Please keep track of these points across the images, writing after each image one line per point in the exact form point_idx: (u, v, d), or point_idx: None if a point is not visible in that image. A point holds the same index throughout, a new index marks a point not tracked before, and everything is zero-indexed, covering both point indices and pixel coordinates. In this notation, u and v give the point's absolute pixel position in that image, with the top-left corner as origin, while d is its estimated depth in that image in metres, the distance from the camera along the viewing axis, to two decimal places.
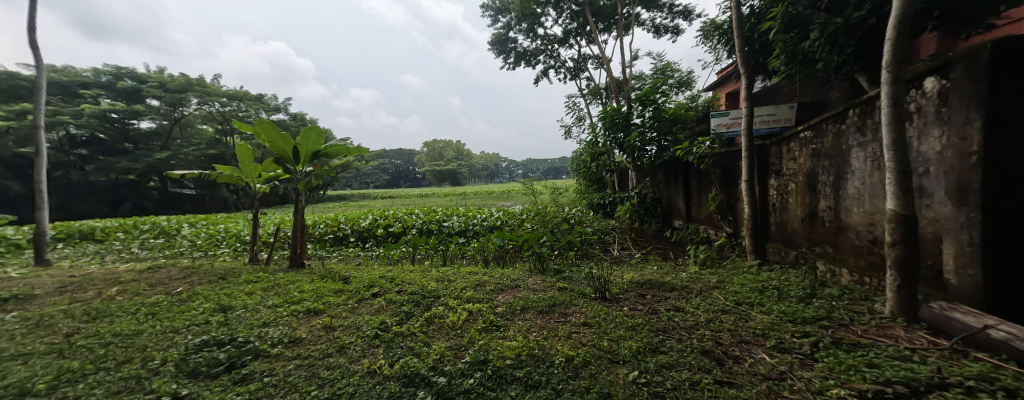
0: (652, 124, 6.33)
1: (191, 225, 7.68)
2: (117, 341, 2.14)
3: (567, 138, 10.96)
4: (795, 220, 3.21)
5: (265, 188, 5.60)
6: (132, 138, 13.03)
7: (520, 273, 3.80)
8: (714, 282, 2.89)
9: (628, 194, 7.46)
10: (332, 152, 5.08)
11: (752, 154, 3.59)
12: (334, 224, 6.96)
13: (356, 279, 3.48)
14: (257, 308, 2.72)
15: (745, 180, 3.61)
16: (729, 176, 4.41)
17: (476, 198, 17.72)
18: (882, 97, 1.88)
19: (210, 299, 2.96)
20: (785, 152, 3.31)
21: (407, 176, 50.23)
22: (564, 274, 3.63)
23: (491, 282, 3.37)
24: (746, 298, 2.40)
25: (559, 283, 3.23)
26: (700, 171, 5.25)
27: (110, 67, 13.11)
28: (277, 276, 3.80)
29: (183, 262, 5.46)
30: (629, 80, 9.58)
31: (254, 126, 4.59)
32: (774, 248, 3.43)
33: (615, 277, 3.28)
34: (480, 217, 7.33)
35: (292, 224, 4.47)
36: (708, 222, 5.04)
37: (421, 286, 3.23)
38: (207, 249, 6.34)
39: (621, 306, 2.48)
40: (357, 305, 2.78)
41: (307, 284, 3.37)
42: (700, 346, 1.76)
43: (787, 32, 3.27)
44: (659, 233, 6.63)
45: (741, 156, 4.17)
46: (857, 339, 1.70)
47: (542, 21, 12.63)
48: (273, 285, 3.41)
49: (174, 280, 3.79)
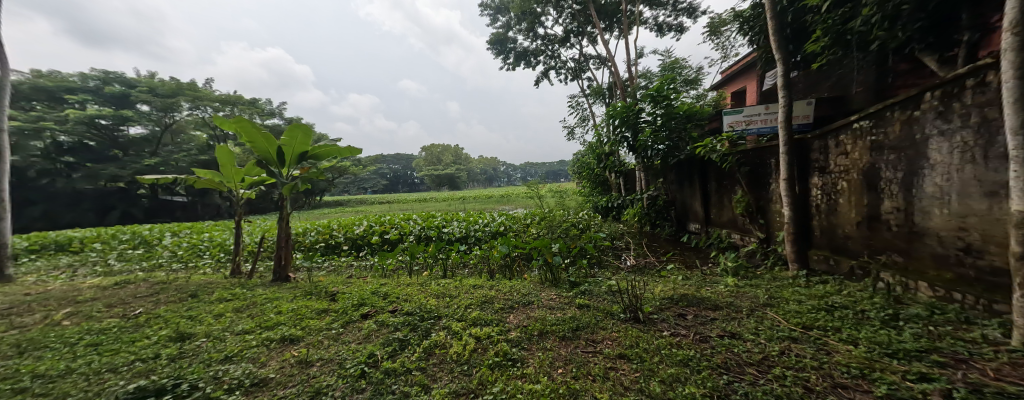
0: (665, 120, 5.93)
1: (175, 234, 7.22)
2: (35, 389, 1.69)
3: (571, 139, 10.59)
4: (848, 224, 2.80)
5: (249, 193, 5.16)
6: (121, 145, 12.46)
7: (530, 287, 3.37)
8: (762, 298, 2.47)
9: (637, 197, 7.05)
10: (321, 154, 4.64)
11: (791, 149, 3.18)
12: (326, 231, 6.53)
13: (346, 296, 3.06)
14: (221, 336, 2.28)
15: (784, 179, 3.21)
16: (757, 175, 4.00)
17: (477, 202, 17.31)
18: (1006, 67, 1.51)
19: (170, 325, 2.52)
20: (832, 146, 2.91)
21: (406, 181, 49.83)
22: (581, 287, 3.21)
23: (500, 298, 2.94)
24: (812, 319, 1.99)
25: (577, 299, 2.81)
26: (720, 170, 4.85)
27: (98, 72, 12.70)
28: (257, 293, 3.35)
29: (159, 275, 5.01)
30: (635, 78, 9.21)
31: (233, 124, 4.16)
32: (820, 256, 3.03)
33: (642, 290, 2.86)
34: (482, 222, 6.90)
35: (277, 232, 4.04)
36: (732, 226, 4.64)
37: (419, 304, 2.80)
38: (188, 260, 5.88)
39: (660, 331, 2.06)
40: (343, 331, 2.35)
41: (287, 303, 2.93)
42: (785, 393, 1.35)
43: (835, 9, 2.88)
44: (673, 238, 6.22)
45: (773, 153, 3.76)
46: (997, 384, 1.30)
47: (542, 20, 12.29)
48: (249, 304, 2.97)
49: (138, 299, 3.33)
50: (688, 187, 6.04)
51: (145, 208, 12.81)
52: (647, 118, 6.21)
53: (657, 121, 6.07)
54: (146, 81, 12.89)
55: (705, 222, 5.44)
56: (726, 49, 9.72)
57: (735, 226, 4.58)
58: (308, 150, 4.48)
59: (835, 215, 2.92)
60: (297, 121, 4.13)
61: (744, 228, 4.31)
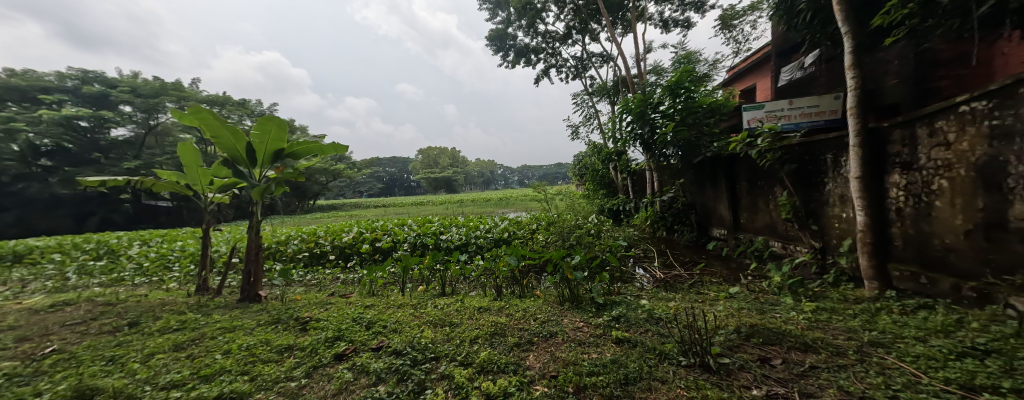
0: (685, 115, 5.38)
1: (144, 243, 6.54)
2: None
3: (575, 139, 10.04)
4: (951, 233, 2.28)
5: (220, 198, 4.52)
6: (102, 147, 11.34)
7: (547, 309, 2.79)
8: (861, 332, 1.89)
9: (652, 199, 6.50)
10: (300, 153, 4.01)
11: (866, 141, 2.63)
12: (310, 239, 5.89)
13: (320, 325, 2.44)
14: (135, 397, 1.63)
15: (855, 177, 2.65)
16: (807, 174, 3.45)
17: (474, 205, 16.73)
18: None
19: (78, 371, 1.88)
20: (923, 137, 2.40)
21: (402, 184, 49.18)
22: (611, 310, 2.62)
23: (513, 327, 2.35)
24: (966, 373, 1.41)
25: (611, 329, 2.22)
26: (756, 169, 4.29)
27: (76, 72, 11.93)
28: (213, 319, 2.72)
29: (114, 291, 4.35)
30: (644, 73, 8.70)
31: (192, 116, 3.52)
32: (905, 272, 2.45)
33: (691, 318, 2.27)
34: (484, 228, 6.28)
35: (246, 243, 3.40)
36: (772, 233, 4.10)
37: (412, 337, 2.21)
38: (153, 273, 5.23)
39: (749, 390, 1.46)
40: (306, 383, 1.73)
41: (245, 335, 2.31)
42: None
43: None
44: (695, 245, 5.64)
45: (829, 148, 3.21)
46: None
47: (544, 16, 11.75)
48: (197, 336, 2.34)
49: (66, 327, 2.69)
50: (712, 189, 5.48)
51: (133, 213, 12.09)
52: (663, 112, 5.64)
53: (675, 114, 5.48)
54: (128, 82, 12.16)
55: (736, 229, 4.88)
56: (738, 44, 9.26)
57: (775, 232, 4.04)
58: (285, 148, 3.85)
59: (928, 221, 2.39)
60: (268, 112, 3.53)
61: (790, 235, 3.75)
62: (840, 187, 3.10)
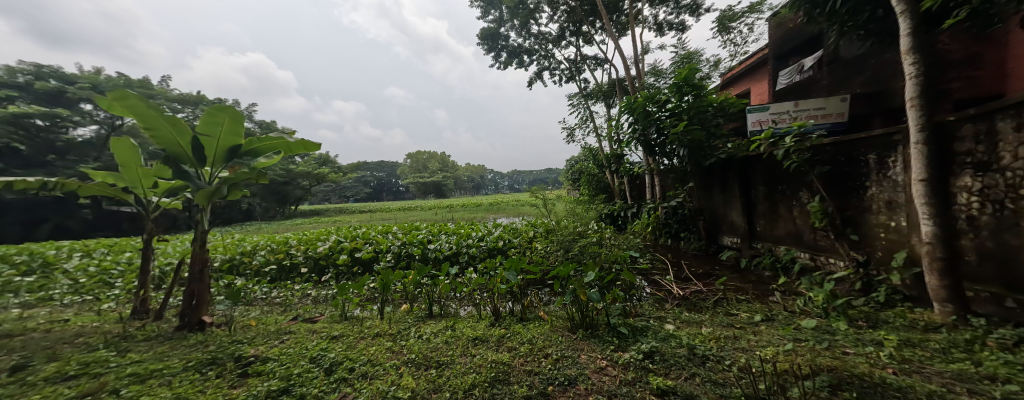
0: (693, 114, 5.02)
1: (86, 255, 5.75)
2: None
3: (570, 142, 9.63)
4: None
5: (169, 203, 3.87)
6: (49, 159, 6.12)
7: (559, 340, 2.27)
8: (978, 381, 1.46)
9: (656, 206, 6.07)
10: (262, 149, 3.41)
11: (932, 138, 2.26)
12: (280, 248, 5.24)
13: (269, 370, 1.88)
14: None
15: (918, 180, 2.28)
16: (844, 178, 3.07)
17: (464, 211, 16.11)
18: None
19: None
20: (1005, 132, 2.04)
21: (388, 189, 48.08)
22: (637, 343, 2.14)
23: (524, 372, 1.83)
24: None
25: (648, 375, 1.73)
26: (780, 172, 3.91)
27: None
28: (130, 359, 2.11)
29: (30, 315, 3.64)
30: (642, 74, 8.37)
31: (116, 104, 2.84)
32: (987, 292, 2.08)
33: (743, 357, 1.82)
34: (477, 237, 5.71)
35: (190, 258, 2.79)
36: (796, 242, 3.77)
37: (388, 392, 1.65)
38: (90, 291, 4.51)
39: None
40: None
41: (164, 390, 1.73)
42: None
43: None
44: (704, 254, 5.24)
45: (873, 148, 2.84)
46: None
47: (537, 16, 11.38)
48: (98, 389, 1.75)
49: None
50: (723, 194, 5.11)
51: (92, 221, 10.86)
52: (669, 111, 5.26)
53: (682, 113, 5.12)
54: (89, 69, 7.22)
55: (751, 237, 4.53)
56: (735, 46, 9.07)
57: (800, 241, 3.70)
58: (242, 145, 3.25)
59: (1015, 233, 2.03)
60: (216, 101, 2.94)
61: (819, 245, 3.40)
62: (886, 191, 2.73)
